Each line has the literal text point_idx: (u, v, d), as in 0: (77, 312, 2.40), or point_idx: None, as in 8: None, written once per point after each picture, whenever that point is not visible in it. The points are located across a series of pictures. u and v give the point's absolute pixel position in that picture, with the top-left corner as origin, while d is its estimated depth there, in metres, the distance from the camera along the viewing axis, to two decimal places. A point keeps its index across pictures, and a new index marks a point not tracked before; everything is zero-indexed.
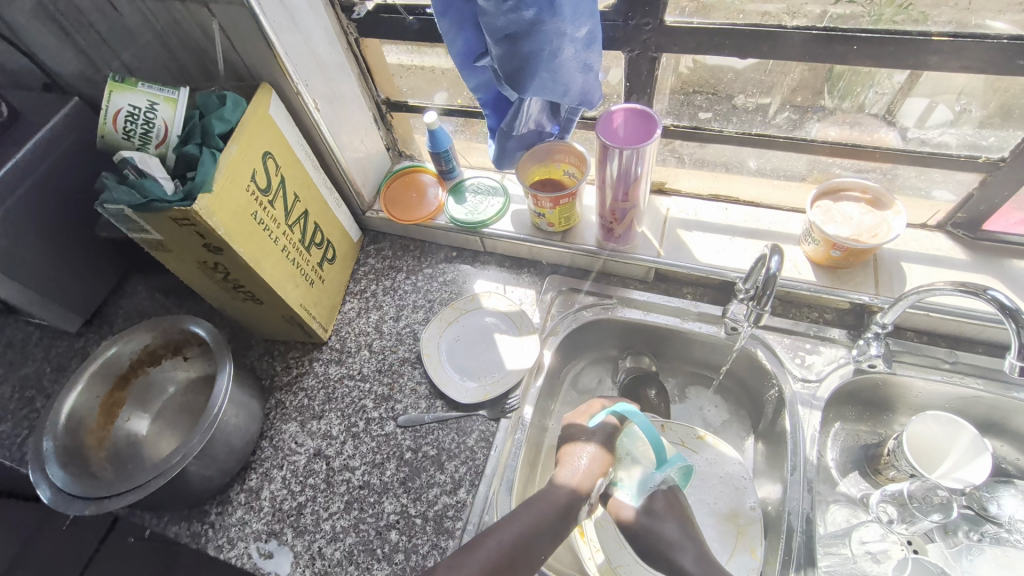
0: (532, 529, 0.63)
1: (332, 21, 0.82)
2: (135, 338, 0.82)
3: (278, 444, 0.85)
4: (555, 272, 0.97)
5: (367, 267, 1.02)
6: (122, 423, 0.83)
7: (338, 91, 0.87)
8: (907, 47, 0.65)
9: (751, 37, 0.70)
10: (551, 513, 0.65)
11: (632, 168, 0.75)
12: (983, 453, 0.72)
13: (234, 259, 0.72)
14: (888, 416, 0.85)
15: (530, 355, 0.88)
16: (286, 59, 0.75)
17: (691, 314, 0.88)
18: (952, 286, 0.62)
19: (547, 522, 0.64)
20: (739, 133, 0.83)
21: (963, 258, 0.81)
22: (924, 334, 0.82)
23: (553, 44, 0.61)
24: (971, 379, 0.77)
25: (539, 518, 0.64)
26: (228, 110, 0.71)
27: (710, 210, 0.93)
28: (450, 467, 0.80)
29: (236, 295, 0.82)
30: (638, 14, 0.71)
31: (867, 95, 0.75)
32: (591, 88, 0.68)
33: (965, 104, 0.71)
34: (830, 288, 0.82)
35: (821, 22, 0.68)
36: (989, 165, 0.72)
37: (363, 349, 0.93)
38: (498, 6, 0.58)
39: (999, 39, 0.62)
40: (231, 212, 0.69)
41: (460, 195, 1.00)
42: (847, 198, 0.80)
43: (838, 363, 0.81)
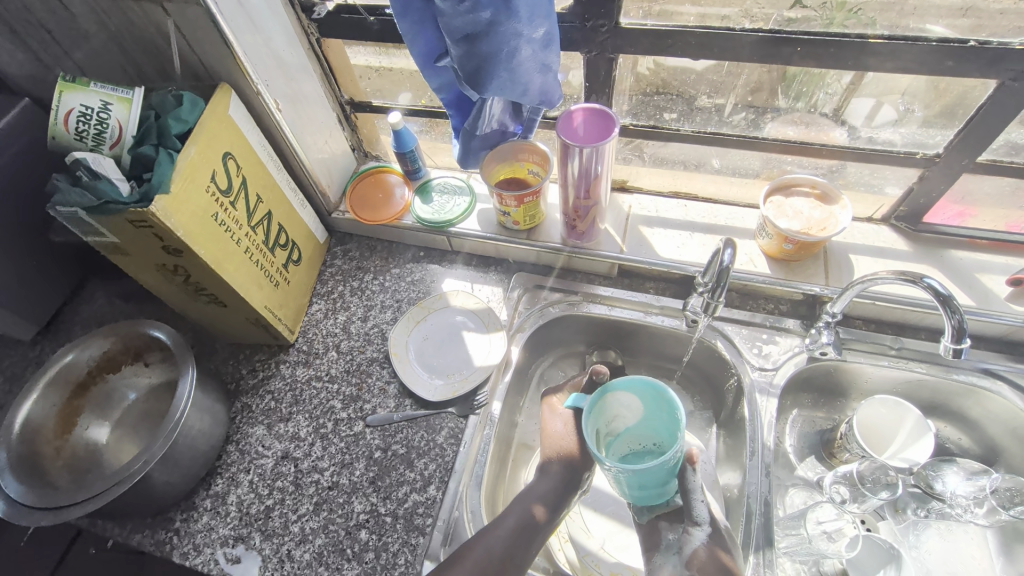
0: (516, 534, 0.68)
1: (293, 22, 0.82)
2: (93, 344, 0.81)
3: (244, 448, 0.84)
4: (522, 269, 0.98)
5: (334, 268, 1.02)
6: (80, 431, 0.81)
7: (300, 92, 0.87)
8: (848, 49, 0.68)
9: (705, 39, 0.72)
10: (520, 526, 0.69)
11: (591, 167, 0.77)
12: (926, 434, 0.77)
13: (196, 261, 0.72)
14: (841, 402, 0.89)
15: (498, 352, 0.89)
16: (246, 59, 0.74)
17: (654, 308, 0.91)
18: (893, 275, 0.66)
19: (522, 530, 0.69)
20: (696, 132, 0.86)
21: (906, 249, 0.85)
22: (872, 323, 0.86)
23: (510, 44, 0.62)
24: (915, 363, 0.82)
25: (516, 531, 0.68)
26: (185, 111, 0.70)
27: (670, 207, 0.96)
28: (420, 464, 0.80)
29: (199, 298, 0.81)
30: (594, 15, 0.72)
31: (818, 96, 0.78)
32: (550, 88, 0.70)
33: (908, 104, 0.75)
34: (784, 280, 0.85)
35: (772, 25, 0.70)
36: (926, 161, 0.77)
37: (331, 349, 0.93)
38: (454, 7, 0.59)
39: (930, 42, 0.65)
40: (190, 214, 0.69)
41: (426, 195, 1.01)
42: (798, 194, 0.84)
43: (793, 352, 0.84)
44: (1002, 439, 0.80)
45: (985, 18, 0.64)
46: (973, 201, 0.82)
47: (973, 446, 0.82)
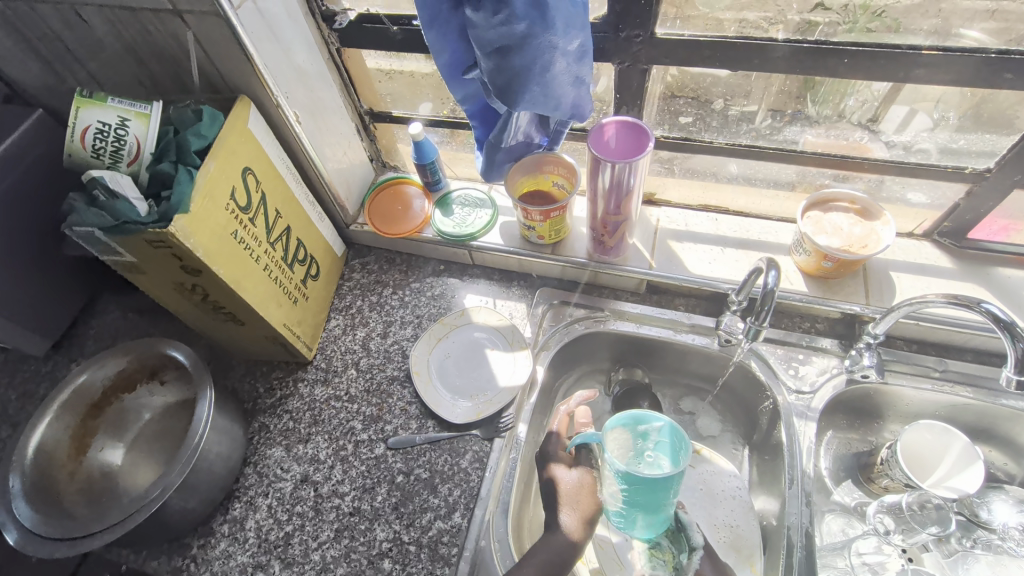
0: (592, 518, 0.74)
1: (313, 30, 0.79)
2: (108, 364, 0.79)
3: (263, 470, 0.82)
4: (546, 284, 0.95)
5: (352, 282, 1.00)
6: (95, 453, 0.79)
7: (319, 102, 0.84)
8: (895, 60, 0.64)
9: (742, 50, 0.68)
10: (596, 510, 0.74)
11: (623, 182, 0.74)
12: (975, 462, 0.73)
13: (215, 281, 0.69)
14: (878, 424, 0.86)
15: (522, 372, 0.86)
16: (266, 71, 0.72)
17: (684, 326, 0.88)
18: (945, 299, 0.62)
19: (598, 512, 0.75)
20: (729, 144, 0.82)
21: (951, 267, 0.82)
22: (914, 343, 0.82)
23: (544, 57, 0.60)
24: (960, 388, 0.78)
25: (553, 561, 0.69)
26: (205, 126, 0.68)
27: (700, 221, 0.92)
28: (443, 490, 0.77)
29: (217, 317, 0.79)
30: (628, 25, 0.69)
31: (846, 103, 0.74)
32: (582, 101, 0.67)
33: (942, 111, 0.71)
34: (822, 298, 0.81)
35: (812, 35, 0.67)
36: (976, 176, 0.73)
37: (350, 368, 0.90)
38: (488, 18, 0.57)
39: (989, 53, 0.61)
40: (210, 233, 0.66)
41: (446, 207, 0.98)
42: (836, 209, 0.80)
43: (831, 374, 0.81)
44: None
45: (1013, 21, 0.60)
46: (1016, 217, 0.77)
47: (1020, 472, 0.79)
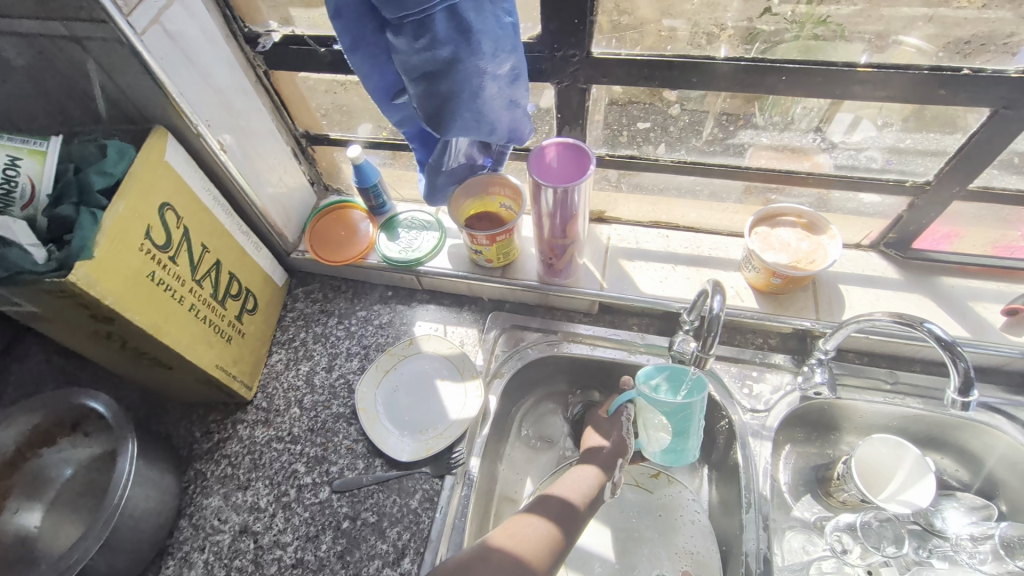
0: (554, 525, 0.67)
1: (236, 53, 0.74)
2: (17, 422, 0.72)
3: (199, 523, 0.77)
4: (498, 308, 0.92)
5: (295, 312, 0.95)
6: (9, 515, 0.73)
7: (247, 128, 0.80)
8: (833, 77, 0.63)
9: (679, 69, 0.67)
10: (561, 516, 0.69)
11: (567, 206, 0.72)
12: (927, 474, 0.73)
13: (131, 328, 0.64)
14: (834, 436, 0.85)
15: (474, 402, 0.83)
16: (182, 100, 0.67)
17: (638, 346, 0.86)
18: (890, 318, 0.62)
19: (563, 518, 0.68)
20: (674, 162, 0.80)
21: (897, 278, 0.82)
22: (865, 355, 0.82)
23: (473, 83, 0.57)
24: (911, 399, 0.78)
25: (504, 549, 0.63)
26: (110, 163, 0.63)
27: (651, 238, 0.91)
28: (392, 534, 0.73)
29: (140, 363, 0.73)
30: (564, 45, 0.66)
31: (794, 108, 0.71)
32: (519, 124, 0.65)
33: (886, 117, 0.69)
34: (773, 315, 0.81)
35: (749, 53, 0.66)
36: (916, 189, 0.73)
37: (293, 406, 0.85)
38: (410, 44, 0.53)
39: (922, 70, 0.61)
40: (121, 277, 0.61)
41: (392, 231, 0.94)
42: (783, 224, 0.79)
43: (785, 391, 0.80)
44: (1000, 471, 0.77)
45: (952, 25, 0.59)
46: (959, 224, 0.78)
47: (971, 479, 0.79)
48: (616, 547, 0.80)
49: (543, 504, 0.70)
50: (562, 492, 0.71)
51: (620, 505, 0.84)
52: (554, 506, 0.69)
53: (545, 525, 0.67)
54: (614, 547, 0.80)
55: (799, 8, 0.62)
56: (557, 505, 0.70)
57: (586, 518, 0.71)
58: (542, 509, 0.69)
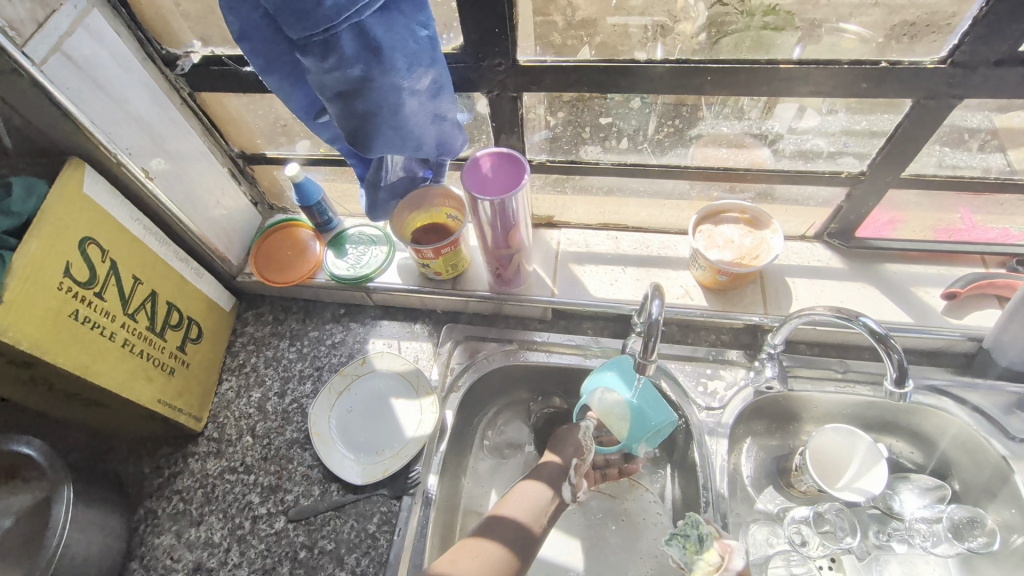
0: (506, 550, 0.65)
1: (154, 77, 0.72)
2: None
3: (150, 563, 0.74)
4: (452, 320, 0.91)
5: (245, 337, 0.92)
6: None
7: (176, 152, 0.77)
8: (759, 75, 0.63)
9: (607, 73, 0.66)
10: (511, 540, 0.66)
11: (506, 216, 0.71)
12: (879, 461, 0.74)
13: (55, 370, 0.61)
14: (794, 426, 0.85)
15: (430, 418, 0.81)
16: (95, 130, 0.65)
17: (593, 350, 0.86)
18: (829, 312, 0.63)
19: (516, 542, 0.66)
20: (615, 164, 0.80)
21: (841, 267, 0.83)
22: (815, 345, 0.83)
23: (391, 99, 0.55)
24: (862, 387, 0.79)
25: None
26: (16, 201, 0.60)
27: (600, 240, 0.91)
28: (350, 560, 0.72)
29: (74, 404, 0.70)
30: (488, 54, 0.65)
31: (743, 100, 0.70)
32: (448, 136, 0.63)
33: (830, 106, 0.68)
34: (722, 311, 0.81)
35: (676, 55, 0.65)
36: (851, 179, 0.74)
37: (245, 435, 0.83)
38: (319, 63, 0.51)
39: (841, 64, 0.61)
40: (38, 319, 0.59)
41: (340, 248, 0.92)
42: (727, 220, 0.80)
43: (739, 386, 0.80)
44: (952, 452, 0.77)
45: (895, 6, 0.58)
46: (900, 209, 0.79)
47: (926, 460, 0.80)
48: (582, 557, 0.79)
49: (493, 528, 0.67)
50: (512, 514, 0.68)
51: (585, 513, 0.82)
52: (503, 531, 0.67)
53: (496, 554, 0.64)
54: (580, 557, 0.79)
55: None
56: (506, 528, 0.67)
57: (539, 536, 0.68)
58: (490, 533, 0.67)
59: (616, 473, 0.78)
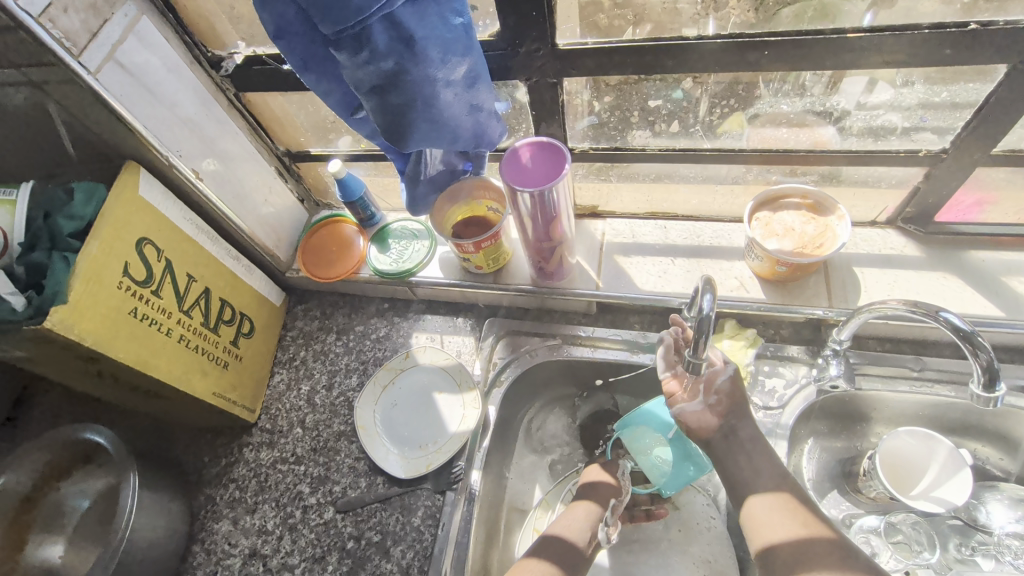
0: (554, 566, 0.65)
1: (202, 80, 0.74)
2: (26, 461, 0.75)
3: (210, 548, 0.78)
4: (494, 314, 0.90)
5: (294, 330, 0.95)
6: (34, 549, 0.76)
7: (225, 152, 0.79)
8: (823, 46, 0.58)
9: (653, 53, 0.62)
10: (561, 557, 0.66)
11: (547, 208, 0.68)
12: (962, 468, 0.67)
13: (118, 365, 0.65)
14: (863, 428, 0.78)
15: (473, 413, 0.81)
16: (148, 134, 0.67)
17: (640, 346, 0.82)
18: (903, 306, 0.57)
19: (564, 559, 0.66)
20: (663, 150, 0.76)
21: (917, 255, 0.76)
22: (887, 341, 0.77)
23: (426, 91, 0.54)
24: (941, 387, 0.72)
25: None
26: (79, 205, 0.63)
27: (648, 231, 0.87)
28: (396, 553, 0.73)
29: (138, 395, 0.74)
30: (526, 40, 0.63)
31: (805, 76, 0.64)
32: (485, 127, 0.62)
33: (906, 76, 0.61)
34: (781, 304, 0.75)
35: (728, 29, 0.60)
36: (931, 158, 0.67)
37: (295, 426, 0.85)
38: (352, 59, 0.51)
39: (921, 30, 0.55)
40: (101, 317, 0.62)
41: (383, 243, 0.93)
42: (787, 206, 0.74)
43: (800, 385, 0.75)
44: None
45: None
46: (989, 189, 0.70)
47: (1017, 468, 0.72)
48: (629, 558, 0.77)
49: (540, 547, 0.68)
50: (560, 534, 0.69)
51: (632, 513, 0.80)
52: (550, 549, 0.67)
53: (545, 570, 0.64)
54: (627, 558, 0.77)
55: None
56: (555, 546, 0.67)
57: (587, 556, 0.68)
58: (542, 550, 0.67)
59: (644, 516, 0.77)
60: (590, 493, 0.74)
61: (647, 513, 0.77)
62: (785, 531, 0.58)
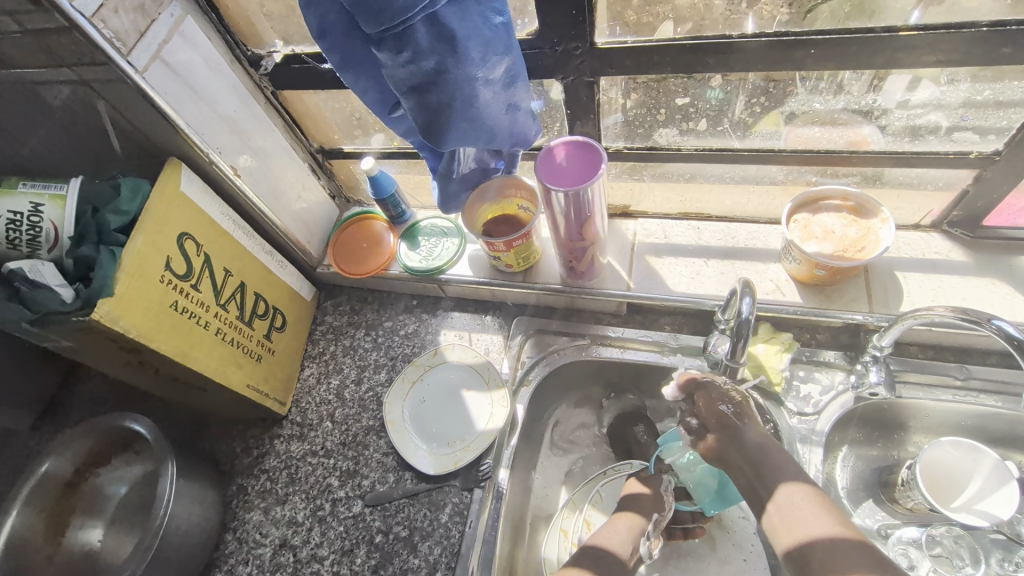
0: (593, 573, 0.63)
1: (241, 78, 0.75)
2: (71, 447, 0.78)
3: (242, 536, 0.80)
4: (522, 313, 0.90)
5: (324, 325, 0.96)
6: (75, 531, 0.78)
7: (261, 149, 0.80)
8: (872, 44, 0.56)
9: (694, 51, 0.61)
10: (601, 565, 0.64)
11: (581, 208, 0.68)
12: (1009, 482, 0.65)
13: (159, 357, 0.66)
14: (900, 437, 0.76)
15: (501, 412, 0.81)
16: (190, 131, 0.68)
17: (671, 348, 0.81)
18: (952, 313, 0.55)
19: (604, 566, 0.64)
20: (699, 150, 0.74)
21: (963, 260, 0.74)
22: (930, 348, 0.74)
23: (465, 91, 0.54)
24: (986, 397, 0.70)
25: None
26: (125, 200, 0.65)
27: (681, 231, 0.86)
28: (424, 548, 0.73)
29: (176, 386, 0.76)
30: (564, 38, 0.62)
31: (846, 77, 0.62)
32: (522, 126, 0.61)
33: (953, 75, 0.59)
34: (818, 309, 0.74)
35: (773, 27, 0.59)
36: (982, 160, 0.64)
37: (325, 420, 0.87)
38: (394, 58, 0.51)
39: (978, 27, 0.53)
40: (144, 311, 0.63)
41: (413, 240, 0.93)
42: (827, 208, 0.72)
43: (837, 391, 0.73)
44: None
45: None
46: None
47: None
48: (657, 562, 0.76)
49: (579, 557, 0.66)
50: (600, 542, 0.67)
51: None
52: (589, 559, 0.65)
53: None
54: (655, 561, 0.76)
55: None
56: (594, 554, 0.65)
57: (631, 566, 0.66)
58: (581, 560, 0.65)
59: (682, 534, 0.74)
60: (634, 505, 0.71)
61: (685, 530, 0.74)
62: (817, 528, 0.52)
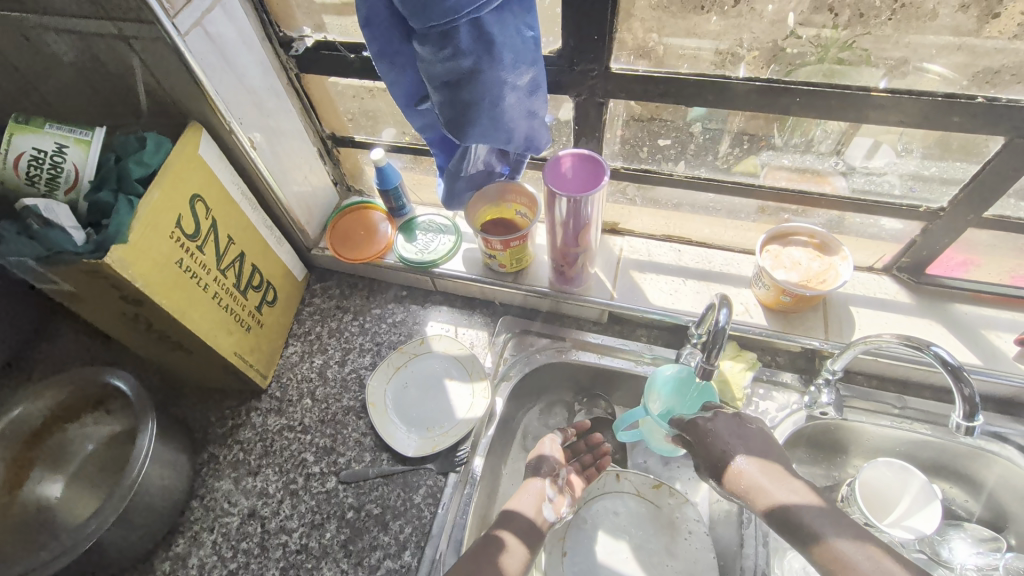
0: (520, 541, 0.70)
1: (269, 56, 0.78)
2: (45, 396, 0.76)
3: (210, 504, 0.79)
4: (508, 312, 0.94)
5: (312, 307, 0.98)
6: (32, 485, 0.76)
7: (278, 126, 0.83)
8: (846, 101, 0.65)
9: (696, 86, 0.68)
10: (526, 533, 0.72)
11: (580, 214, 0.73)
12: (932, 501, 0.73)
13: (157, 311, 0.67)
14: (842, 459, 0.84)
15: (481, 402, 0.84)
16: (217, 99, 0.71)
17: (645, 358, 0.87)
18: (898, 339, 0.62)
19: (528, 535, 0.72)
20: (688, 177, 0.81)
21: (908, 302, 0.83)
22: (874, 378, 0.83)
23: (493, 92, 0.59)
24: (919, 425, 0.77)
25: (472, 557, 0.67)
26: (149, 153, 0.67)
27: (663, 251, 0.92)
28: (394, 527, 0.75)
29: (163, 346, 0.76)
30: (582, 60, 0.69)
31: (816, 131, 0.71)
32: (537, 133, 0.67)
33: (907, 143, 0.69)
34: (781, 332, 0.81)
35: (765, 74, 0.67)
36: (929, 214, 0.73)
37: (305, 397, 0.88)
38: (434, 53, 0.56)
39: (935, 97, 0.62)
40: (151, 262, 0.64)
41: (410, 233, 0.97)
42: (796, 243, 0.80)
43: (791, 409, 0.80)
44: (1010, 504, 0.75)
45: (982, 55, 0.59)
46: (975, 251, 0.78)
47: (980, 510, 0.78)
48: (617, 558, 0.79)
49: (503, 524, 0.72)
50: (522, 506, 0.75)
51: (623, 517, 0.82)
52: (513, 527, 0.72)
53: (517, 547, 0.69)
54: (614, 557, 0.80)
55: (820, 34, 0.63)
56: (522, 522, 0.73)
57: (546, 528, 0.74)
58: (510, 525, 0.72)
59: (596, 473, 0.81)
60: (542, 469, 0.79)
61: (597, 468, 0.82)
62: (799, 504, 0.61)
